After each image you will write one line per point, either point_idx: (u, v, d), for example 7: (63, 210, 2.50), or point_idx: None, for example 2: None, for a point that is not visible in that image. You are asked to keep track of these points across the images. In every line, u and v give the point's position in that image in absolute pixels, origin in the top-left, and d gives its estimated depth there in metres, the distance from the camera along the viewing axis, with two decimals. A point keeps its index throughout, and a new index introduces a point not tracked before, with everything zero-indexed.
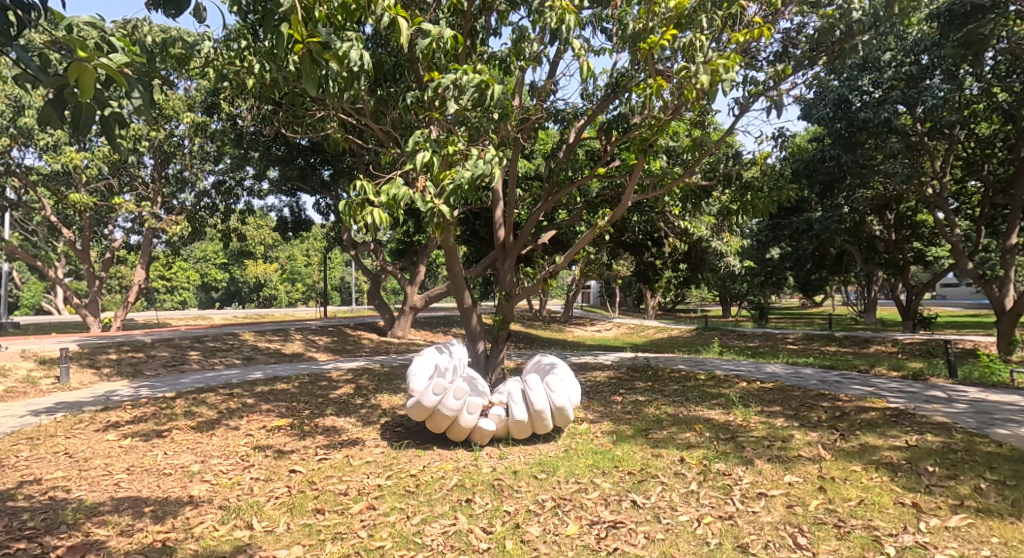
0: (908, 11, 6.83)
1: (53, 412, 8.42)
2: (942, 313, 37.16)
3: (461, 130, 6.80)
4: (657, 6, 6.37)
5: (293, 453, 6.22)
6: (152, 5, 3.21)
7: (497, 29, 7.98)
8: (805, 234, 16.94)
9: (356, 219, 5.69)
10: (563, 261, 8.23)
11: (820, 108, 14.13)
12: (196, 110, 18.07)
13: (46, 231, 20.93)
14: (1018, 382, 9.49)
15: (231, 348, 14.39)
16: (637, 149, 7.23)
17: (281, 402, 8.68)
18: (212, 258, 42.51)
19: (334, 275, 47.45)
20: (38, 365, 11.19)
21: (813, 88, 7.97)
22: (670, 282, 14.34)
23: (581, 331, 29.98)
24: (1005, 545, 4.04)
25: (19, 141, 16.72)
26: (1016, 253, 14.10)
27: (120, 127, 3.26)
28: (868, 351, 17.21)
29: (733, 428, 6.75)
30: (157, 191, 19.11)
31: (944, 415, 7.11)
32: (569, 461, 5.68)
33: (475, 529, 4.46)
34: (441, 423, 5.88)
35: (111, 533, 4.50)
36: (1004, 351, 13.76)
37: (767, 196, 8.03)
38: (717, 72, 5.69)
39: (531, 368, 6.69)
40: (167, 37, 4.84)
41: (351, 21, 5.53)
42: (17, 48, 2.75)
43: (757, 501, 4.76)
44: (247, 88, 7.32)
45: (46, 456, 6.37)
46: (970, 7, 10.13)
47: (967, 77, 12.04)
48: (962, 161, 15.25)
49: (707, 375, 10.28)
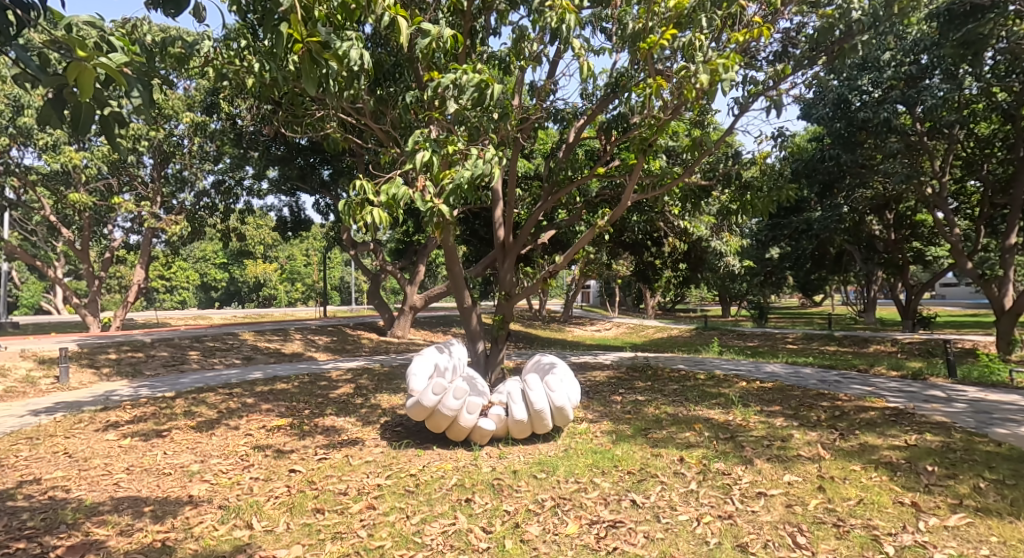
0: (908, 11, 6.83)
1: (53, 412, 8.42)
2: (941, 313, 37.26)
3: (461, 130, 6.79)
4: (657, 5, 6.36)
5: (293, 453, 6.22)
6: (151, 4, 3.21)
7: (497, 29, 7.98)
8: (804, 234, 17.16)
9: (356, 219, 5.69)
10: (563, 261, 8.22)
11: (820, 108, 14.13)
12: (196, 110, 18.08)
13: (45, 231, 20.93)
14: (1018, 381, 9.49)
15: (230, 348, 14.38)
16: (637, 148, 7.21)
17: (281, 402, 8.68)
18: (212, 258, 42.51)
19: (334, 275, 47.47)
20: (37, 364, 11.18)
21: (813, 88, 7.97)
22: (670, 282, 14.34)
23: (581, 331, 30.00)
24: (1004, 544, 4.04)
25: (18, 140, 16.72)
26: (1015, 252, 14.11)
27: (120, 127, 3.26)
28: (868, 351, 17.20)
29: (732, 427, 6.75)
30: (156, 190, 19.10)
31: (943, 415, 7.10)
32: (568, 461, 5.68)
33: (474, 529, 4.46)
34: (441, 423, 5.88)
35: (110, 533, 4.50)
36: (1004, 351, 13.76)
37: (767, 195, 8.03)
38: (716, 72, 5.69)
39: (531, 367, 6.70)
40: (168, 36, 4.84)
41: (351, 21, 5.53)
42: (17, 48, 2.75)
43: (757, 501, 4.76)
44: (247, 88, 7.32)
45: (45, 456, 6.36)
46: (970, 7, 10.17)
47: (966, 77, 12.03)
48: (962, 161, 15.24)
49: (707, 375, 10.27)
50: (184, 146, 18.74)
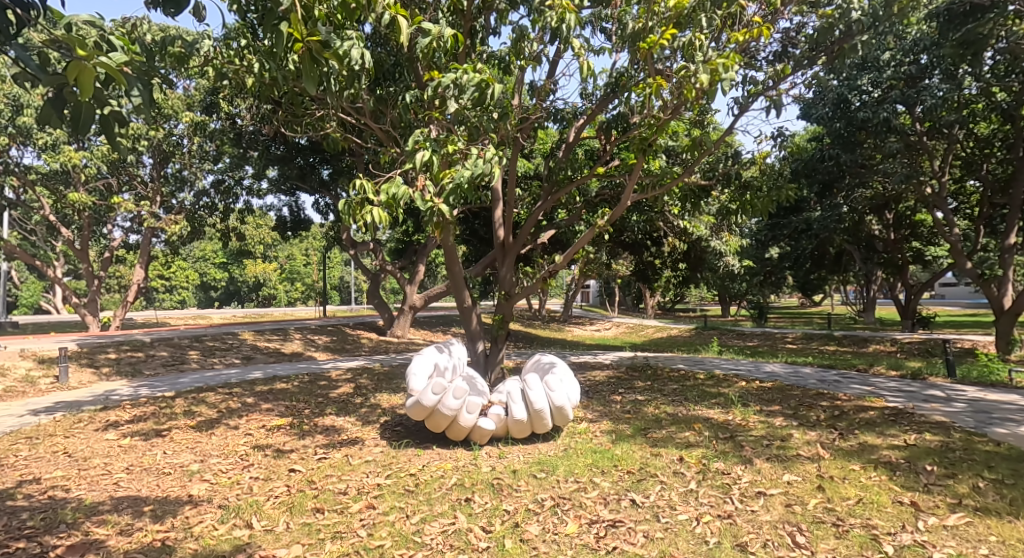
0: (908, 11, 6.83)
1: (52, 412, 8.41)
2: (939, 312, 37.39)
3: (461, 130, 6.79)
4: (657, 5, 6.37)
5: (293, 453, 6.21)
6: (152, 3, 3.20)
7: (497, 29, 7.97)
8: (804, 234, 17.21)
9: (356, 218, 5.69)
10: (563, 260, 8.22)
11: (820, 108, 14.13)
12: (195, 110, 18.08)
13: (45, 231, 20.92)
14: (1017, 381, 9.49)
15: (230, 348, 14.38)
16: (637, 148, 7.20)
17: (280, 401, 8.67)
18: (211, 258, 42.51)
19: (333, 274, 47.47)
20: (36, 364, 11.17)
21: (812, 88, 7.97)
22: (669, 282, 14.33)
23: (580, 331, 30.04)
24: (1003, 543, 4.05)
25: (17, 139, 16.71)
26: (1015, 252, 14.12)
27: (119, 126, 3.26)
28: (867, 350, 17.19)
29: (732, 427, 6.75)
30: (156, 190, 19.09)
31: (943, 415, 7.10)
32: (568, 461, 5.68)
33: (474, 529, 4.46)
34: (441, 423, 5.88)
35: (110, 533, 4.49)
36: (1004, 350, 13.77)
37: (767, 195, 8.06)
38: (716, 72, 5.70)
39: (531, 367, 6.70)
40: (168, 35, 4.84)
41: (351, 20, 5.53)
42: (17, 47, 2.75)
43: (756, 501, 4.76)
44: (246, 87, 7.33)
45: (45, 456, 6.36)
46: (970, 7, 10.18)
47: (966, 77, 12.04)
48: (961, 161, 15.26)
49: (707, 374, 10.26)
50: (184, 145, 18.76)
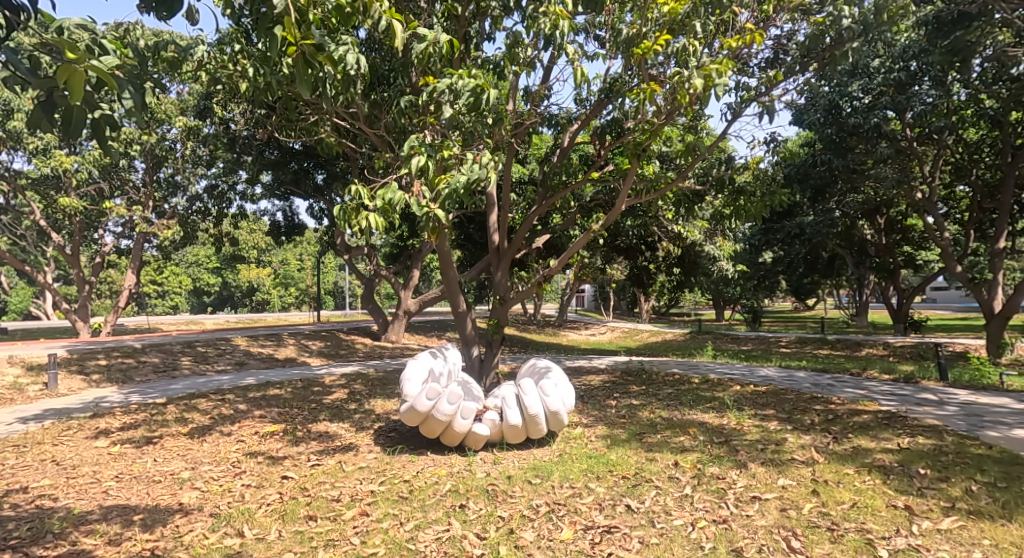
0: (898, 18, 6.84)
1: (42, 419, 8.30)
2: (926, 315, 38.59)
3: (455, 135, 6.61)
4: (650, 12, 6.43)
5: (286, 460, 6.17)
6: (146, 8, 3.20)
7: (491, 34, 7.91)
8: (797, 238, 17.61)
9: (350, 223, 5.63)
10: (557, 264, 8.12)
11: (810, 114, 14.17)
12: (188, 114, 17.91)
13: (34, 235, 20.65)
14: (1008, 384, 9.53)
15: (223, 353, 14.30)
16: (631, 153, 7.11)
17: (274, 408, 8.60)
18: (205, 262, 41.32)
19: (326, 279, 48.24)
20: (24, 371, 11.02)
21: (805, 94, 7.99)
22: (664, 285, 14.79)
23: (574, 336, 30.51)
24: (996, 547, 4.06)
25: (8, 143, 16.59)
26: (1004, 255, 14.17)
27: (110, 129, 3.20)
28: (861, 354, 17.27)
29: (726, 431, 6.78)
30: (148, 195, 18.93)
31: (934, 417, 7.18)
32: (563, 466, 5.68)
33: (468, 535, 4.43)
34: (435, 428, 5.82)
35: (99, 542, 4.45)
36: (993, 353, 13.79)
37: (760, 200, 8.24)
38: (709, 77, 5.78)
39: (525, 374, 6.81)
40: (178, 41, 5.00)
41: (346, 24, 5.57)
42: (6, 49, 2.69)
43: (752, 505, 4.77)
44: (239, 92, 7.32)
45: (31, 464, 6.26)
46: (959, 14, 10.04)
47: (955, 83, 12.32)
48: (951, 166, 15.32)
49: (701, 378, 10.31)
50: (177, 150, 18.69)
